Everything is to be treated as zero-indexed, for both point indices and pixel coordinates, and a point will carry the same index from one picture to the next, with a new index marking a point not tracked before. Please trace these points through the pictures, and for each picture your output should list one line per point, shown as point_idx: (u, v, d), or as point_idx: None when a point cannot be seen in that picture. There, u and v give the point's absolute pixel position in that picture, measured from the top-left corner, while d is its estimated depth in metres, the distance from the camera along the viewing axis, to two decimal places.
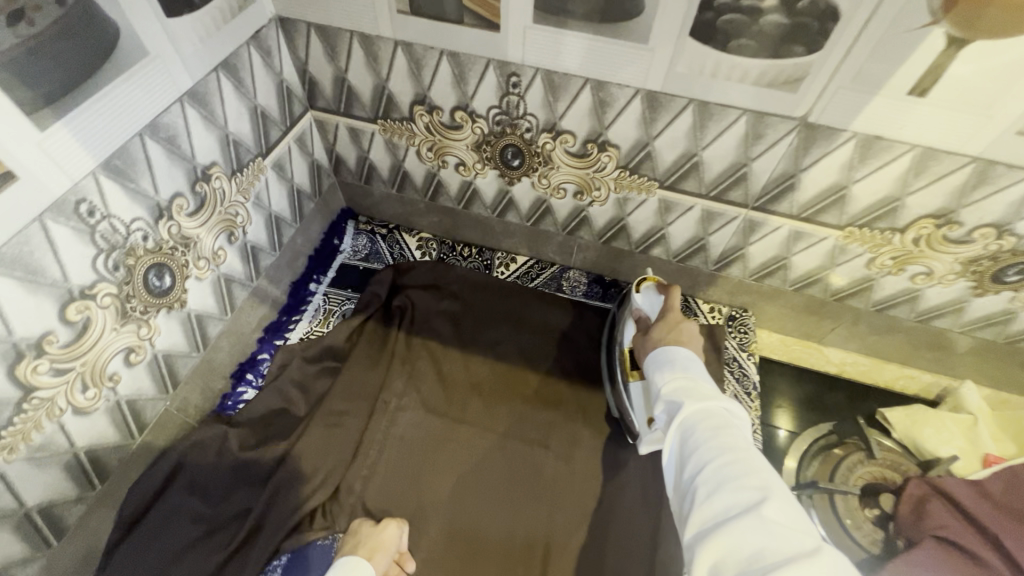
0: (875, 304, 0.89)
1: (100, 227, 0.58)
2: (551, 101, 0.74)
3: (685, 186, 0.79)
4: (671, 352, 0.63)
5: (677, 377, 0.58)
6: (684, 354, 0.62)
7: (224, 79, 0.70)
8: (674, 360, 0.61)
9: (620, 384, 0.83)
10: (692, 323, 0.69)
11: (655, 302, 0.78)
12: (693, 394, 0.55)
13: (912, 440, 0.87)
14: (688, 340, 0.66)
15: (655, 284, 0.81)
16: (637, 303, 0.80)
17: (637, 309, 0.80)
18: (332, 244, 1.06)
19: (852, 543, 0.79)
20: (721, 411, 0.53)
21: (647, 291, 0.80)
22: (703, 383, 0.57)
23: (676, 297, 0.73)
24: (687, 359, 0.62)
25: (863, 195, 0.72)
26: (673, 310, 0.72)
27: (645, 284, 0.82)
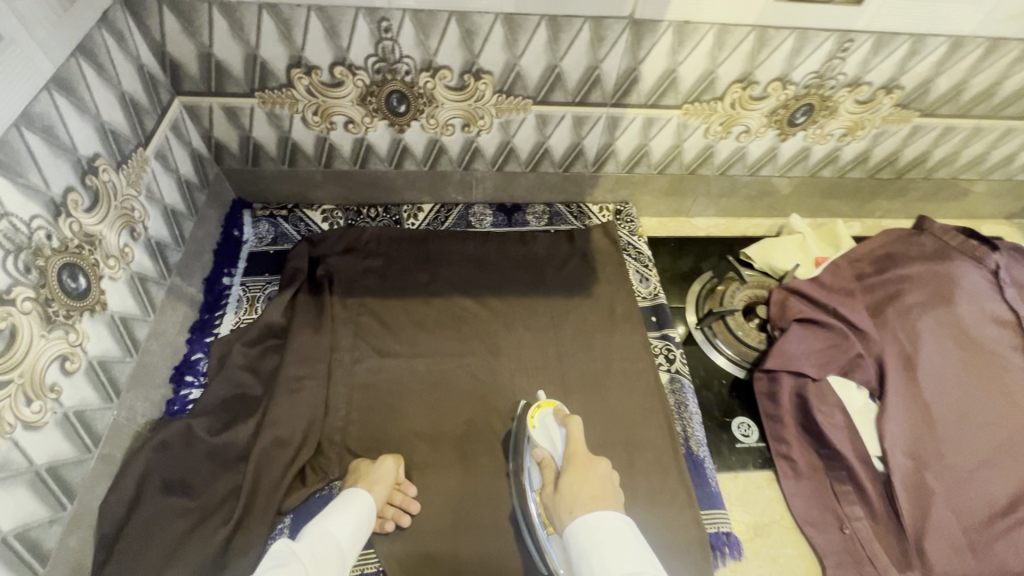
0: (718, 169, 1.11)
1: (1, 227, 0.55)
2: (423, 40, 0.82)
3: (554, 98, 0.92)
4: (603, 527, 0.63)
5: None
6: (613, 528, 0.63)
7: (84, 63, 0.67)
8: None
9: (541, 531, 0.76)
10: (600, 463, 0.73)
11: (555, 436, 0.80)
12: None
13: (768, 264, 1.09)
14: (605, 494, 0.68)
15: (555, 415, 0.83)
16: (538, 442, 0.80)
17: (540, 449, 0.79)
18: (233, 237, 1.05)
19: (747, 349, 1.01)
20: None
21: (545, 422, 0.82)
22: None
23: (579, 429, 0.77)
24: (623, 552, 0.60)
25: (688, 75, 0.90)
26: (579, 448, 0.75)
27: (542, 414, 0.83)
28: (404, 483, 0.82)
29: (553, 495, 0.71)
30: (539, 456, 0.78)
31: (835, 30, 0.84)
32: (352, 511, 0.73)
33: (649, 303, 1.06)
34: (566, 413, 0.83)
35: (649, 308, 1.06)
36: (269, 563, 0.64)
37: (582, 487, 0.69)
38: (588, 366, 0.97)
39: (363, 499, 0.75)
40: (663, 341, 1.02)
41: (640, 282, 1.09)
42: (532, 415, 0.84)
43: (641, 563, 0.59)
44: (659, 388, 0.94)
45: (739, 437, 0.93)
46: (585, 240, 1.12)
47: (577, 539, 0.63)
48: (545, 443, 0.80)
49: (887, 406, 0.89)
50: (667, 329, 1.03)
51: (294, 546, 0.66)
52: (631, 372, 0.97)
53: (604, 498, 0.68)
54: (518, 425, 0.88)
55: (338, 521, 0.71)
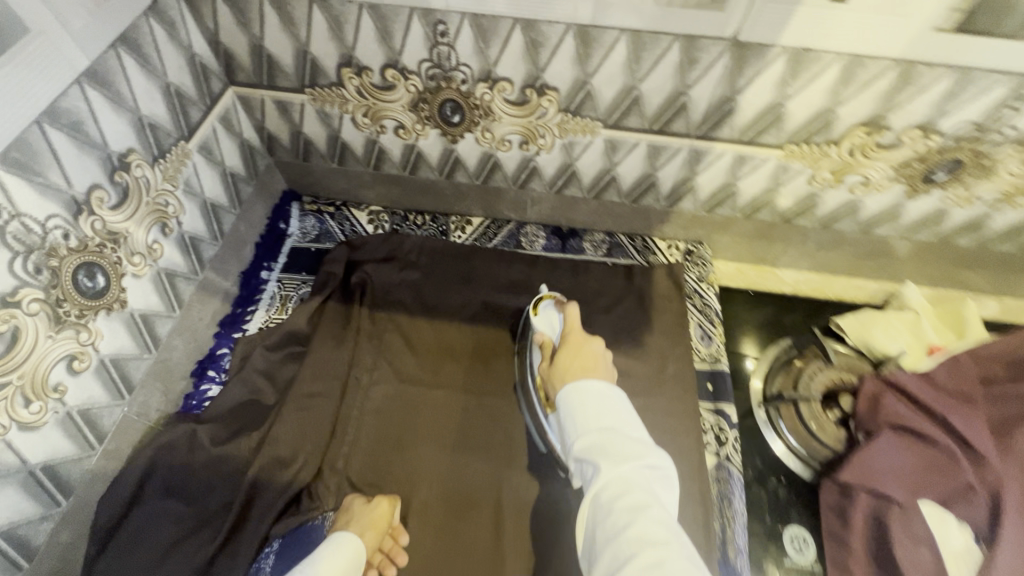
0: (820, 220, 0.92)
1: (10, 229, 0.54)
2: (483, 47, 0.72)
3: (628, 123, 0.79)
4: (587, 389, 0.66)
5: (594, 440, 0.60)
6: (597, 391, 0.66)
7: (126, 55, 0.64)
8: (589, 417, 0.63)
9: (540, 411, 0.80)
10: (595, 344, 0.75)
11: (554, 322, 0.85)
12: (609, 461, 0.57)
13: (865, 342, 0.91)
14: (594, 365, 0.72)
15: (553, 302, 0.88)
16: (538, 327, 0.85)
17: (539, 332, 0.84)
18: (279, 229, 1.02)
19: (819, 445, 0.84)
20: (636, 477, 0.55)
21: (545, 310, 0.86)
22: (622, 442, 0.58)
23: (574, 312, 0.82)
24: (604, 410, 0.63)
25: (798, 111, 0.73)
26: (574, 329, 0.79)
27: (543, 302, 0.87)
28: (399, 531, 0.76)
29: (548, 369, 0.75)
30: (540, 339, 0.83)
31: (1012, 73, 0.64)
32: (337, 560, 0.69)
33: (707, 367, 0.92)
34: (565, 302, 0.88)
35: (706, 374, 0.91)
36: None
37: (573, 361, 0.72)
38: None
39: (351, 546, 0.70)
40: (716, 417, 0.87)
41: (701, 340, 0.94)
42: (534, 306, 0.88)
43: (617, 419, 0.62)
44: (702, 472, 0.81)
45: (791, 553, 0.78)
46: (645, 282, 0.98)
47: (565, 398, 0.67)
48: (545, 328, 0.84)
49: (996, 558, 0.70)
50: (724, 403, 0.88)
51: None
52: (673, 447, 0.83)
53: (592, 368, 0.71)
54: (524, 317, 0.92)
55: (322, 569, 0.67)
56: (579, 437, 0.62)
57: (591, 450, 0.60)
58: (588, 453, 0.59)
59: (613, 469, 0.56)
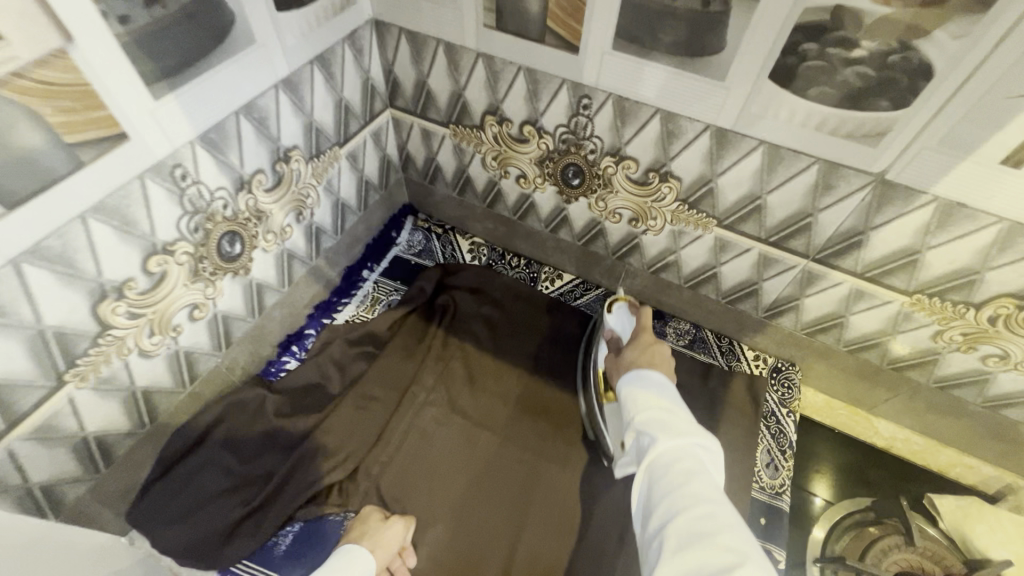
0: (937, 381, 0.83)
1: (188, 191, 0.64)
2: (619, 126, 0.75)
3: (744, 228, 0.78)
4: (646, 376, 0.63)
5: (652, 409, 0.58)
6: (655, 379, 0.62)
7: (317, 70, 0.75)
8: (647, 388, 0.61)
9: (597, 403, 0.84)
10: (663, 345, 0.70)
11: (627, 323, 0.80)
12: (666, 429, 0.54)
13: (961, 533, 0.80)
14: (658, 363, 0.67)
15: (628, 304, 0.82)
16: (609, 323, 0.81)
17: (609, 328, 0.81)
18: (389, 236, 1.11)
19: None
20: (694, 453, 0.52)
21: (619, 310, 0.82)
22: (681, 420, 0.55)
23: (647, 316, 0.75)
24: (661, 390, 0.60)
25: (936, 263, 0.68)
26: (645, 331, 0.73)
27: (617, 303, 0.83)
28: (406, 551, 0.77)
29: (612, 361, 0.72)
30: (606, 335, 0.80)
31: None
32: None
33: (766, 499, 0.84)
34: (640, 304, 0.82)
35: (762, 505, 0.84)
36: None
37: (638, 356, 0.68)
38: None
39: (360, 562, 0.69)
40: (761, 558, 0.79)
41: (765, 467, 0.87)
42: (608, 303, 0.84)
43: (675, 400, 0.59)
44: None
45: None
46: (720, 386, 0.94)
47: (623, 381, 0.65)
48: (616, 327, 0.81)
49: None
50: (774, 546, 0.80)
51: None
52: None
53: (657, 366, 0.66)
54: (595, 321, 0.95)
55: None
56: (635, 409, 0.59)
57: (647, 421, 0.57)
58: (644, 425, 0.56)
59: (671, 439, 0.53)
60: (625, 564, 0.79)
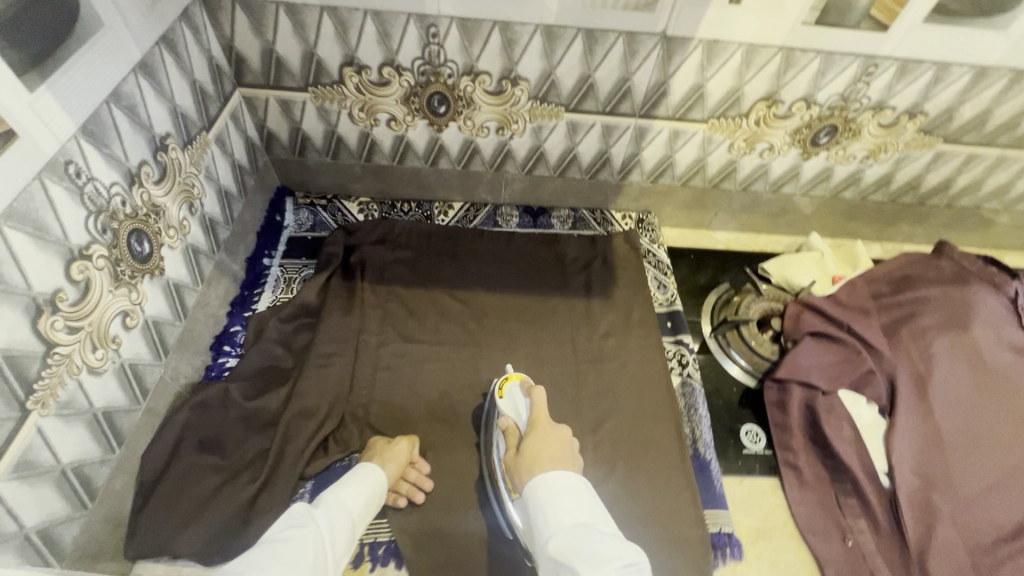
0: (740, 184, 1.14)
1: (87, 189, 0.62)
2: (467, 46, 0.88)
3: (585, 106, 0.98)
4: (558, 482, 0.71)
5: (570, 539, 0.64)
6: (567, 483, 0.71)
7: (165, 53, 0.75)
8: (561, 515, 0.67)
9: (506, 493, 0.80)
10: (560, 429, 0.81)
11: (521, 406, 0.87)
12: (587, 558, 0.60)
13: (785, 279, 1.12)
14: (560, 451, 0.77)
15: (522, 385, 0.90)
16: (503, 410, 0.87)
17: (504, 416, 0.86)
18: (276, 221, 1.12)
19: (758, 358, 1.03)
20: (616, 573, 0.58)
21: (511, 391, 0.89)
22: (596, 544, 0.62)
23: (541, 399, 0.85)
24: (575, 504, 0.68)
25: (715, 91, 0.95)
26: (540, 416, 0.83)
27: (511, 384, 0.90)
28: (418, 461, 0.86)
29: (515, 457, 0.79)
30: (503, 424, 0.85)
31: (859, 55, 0.88)
32: (365, 487, 0.77)
33: (665, 309, 1.10)
34: (532, 385, 0.90)
35: (665, 314, 1.09)
36: (287, 522, 0.67)
37: (541, 447, 0.77)
38: (606, 365, 1.01)
39: (374, 477, 0.78)
40: (677, 346, 1.05)
41: (657, 289, 1.13)
42: (500, 386, 0.91)
43: (590, 514, 0.67)
44: (669, 388, 0.98)
45: (748, 444, 0.95)
46: (606, 245, 1.16)
47: (535, 492, 0.71)
48: (510, 411, 0.87)
49: (895, 421, 0.91)
50: (682, 335, 1.06)
51: (312, 510, 0.69)
52: (645, 375, 0.99)
53: (562, 458, 0.76)
54: (489, 403, 0.92)
55: (353, 495, 0.75)
56: (553, 537, 0.65)
57: (566, 552, 0.63)
58: (565, 555, 0.62)
59: (590, 568, 0.59)
60: (590, 392, 0.98)
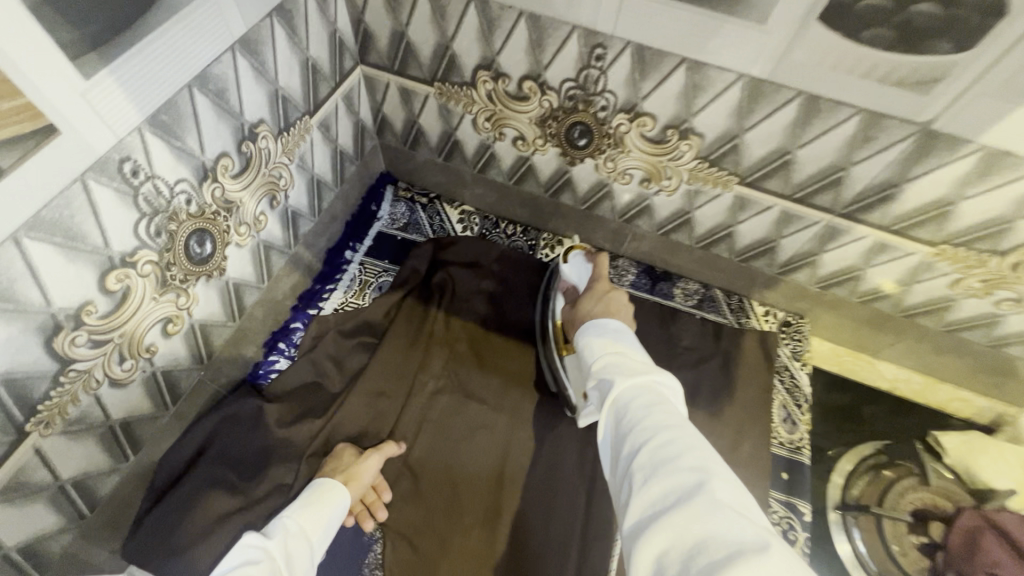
0: (946, 325, 0.84)
1: (143, 190, 0.52)
2: (637, 79, 0.67)
3: (769, 185, 0.73)
4: (603, 325, 0.67)
5: (608, 356, 0.60)
6: (616, 329, 0.66)
7: (278, 26, 0.62)
8: (607, 337, 0.64)
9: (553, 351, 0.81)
10: (618, 292, 0.75)
11: (583, 270, 0.83)
12: (625, 371, 0.56)
13: (966, 469, 0.83)
14: (615, 309, 0.72)
15: (584, 252, 0.86)
16: (565, 274, 0.84)
17: (566, 280, 0.84)
18: (369, 211, 1.00)
19: (894, 567, 0.78)
20: (656, 388, 0.54)
21: (575, 260, 0.85)
22: (634, 362, 0.58)
23: (605, 264, 0.81)
24: (621, 341, 0.63)
25: (969, 214, 0.66)
26: (600, 280, 0.78)
27: (573, 253, 0.86)
28: (381, 487, 0.77)
29: (571, 310, 0.77)
30: (564, 287, 0.84)
31: None
32: (325, 510, 0.69)
33: (786, 455, 0.85)
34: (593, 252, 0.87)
35: (783, 460, 0.85)
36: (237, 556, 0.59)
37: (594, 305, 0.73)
38: None
39: (334, 496, 0.71)
40: (787, 510, 0.81)
41: (784, 423, 0.88)
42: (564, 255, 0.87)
43: (633, 350, 0.62)
44: None
45: None
46: (733, 345, 0.92)
47: (585, 333, 0.67)
48: (573, 276, 0.83)
49: None
50: (798, 498, 0.82)
51: (263, 541, 0.62)
52: None
53: (613, 311, 0.71)
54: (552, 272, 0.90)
55: (313, 516, 0.68)
56: (595, 361, 0.61)
57: (607, 369, 0.58)
58: (606, 370, 0.58)
59: (628, 378, 0.55)
60: None
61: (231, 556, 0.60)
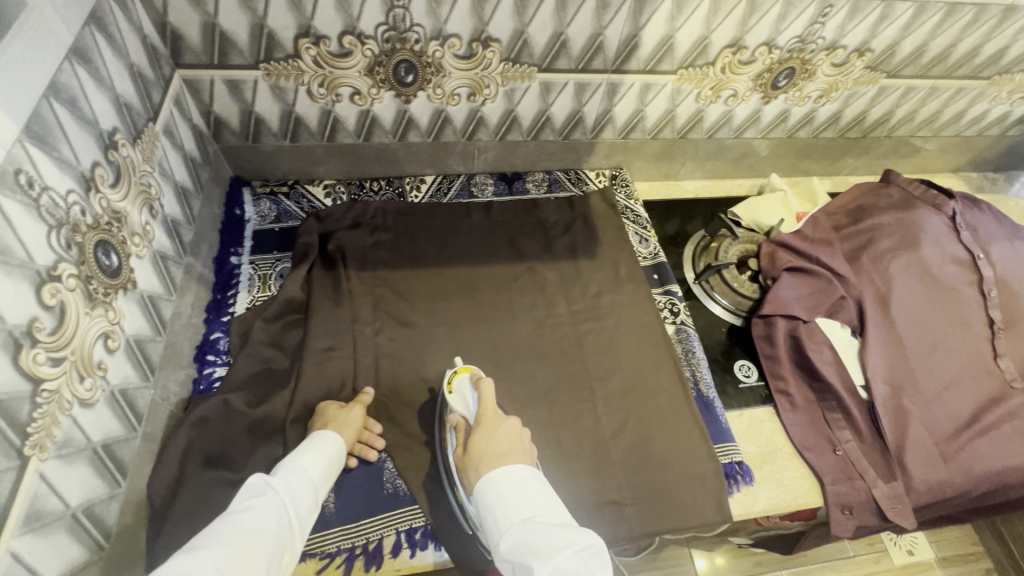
0: (707, 133, 1.18)
1: (43, 201, 0.54)
2: (435, 7, 0.83)
3: (559, 65, 0.95)
4: (504, 477, 0.70)
5: (518, 534, 0.65)
6: (517, 477, 0.70)
7: (97, 34, 0.65)
8: (508, 501, 0.68)
9: (462, 492, 0.77)
10: (506, 422, 0.77)
11: (468, 398, 0.82)
12: (540, 553, 0.61)
13: (755, 221, 1.18)
14: (510, 449, 0.74)
15: (471, 376, 0.85)
16: (453, 406, 0.83)
17: (455, 413, 0.82)
18: (236, 216, 1.03)
19: (742, 299, 1.10)
20: (574, 562, 0.60)
21: (459, 387, 0.84)
22: (548, 537, 0.63)
23: (489, 390, 0.81)
24: (526, 500, 0.69)
25: (685, 41, 0.95)
26: (488, 411, 0.79)
27: (457, 378, 0.85)
28: (370, 422, 0.85)
29: (464, 455, 0.76)
30: (453, 420, 0.82)
31: None
32: (323, 453, 0.75)
33: (650, 262, 1.13)
34: (481, 375, 0.85)
35: (650, 267, 1.12)
36: (244, 494, 0.66)
37: (490, 444, 0.74)
38: (603, 324, 1.02)
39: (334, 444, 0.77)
40: (666, 296, 1.09)
41: (640, 243, 1.15)
42: (450, 380, 0.86)
43: (541, 509, 0.68)
44: (666, 338, 1.02)
45: (742, 379, 1.03)
46: (585, 205, 1.16)
47: (484, 489, 0.70)
48: (460, 406, 0.83)
49: (867, 341, 0.98)
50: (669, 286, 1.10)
51: (268, 479, 0.68)
52: (641, 330, 1.02)
53: (512, 452, 0.74)
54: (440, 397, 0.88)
55: (311, 458, 0.73)
56: (505, 537, 0.65)
57: (520, 549, 0.63)
58: (522, 553, 0.62)
59: (547, 565, 0.59)
60: (591, 348, 1.00)
61: (239, 495, 0.67)
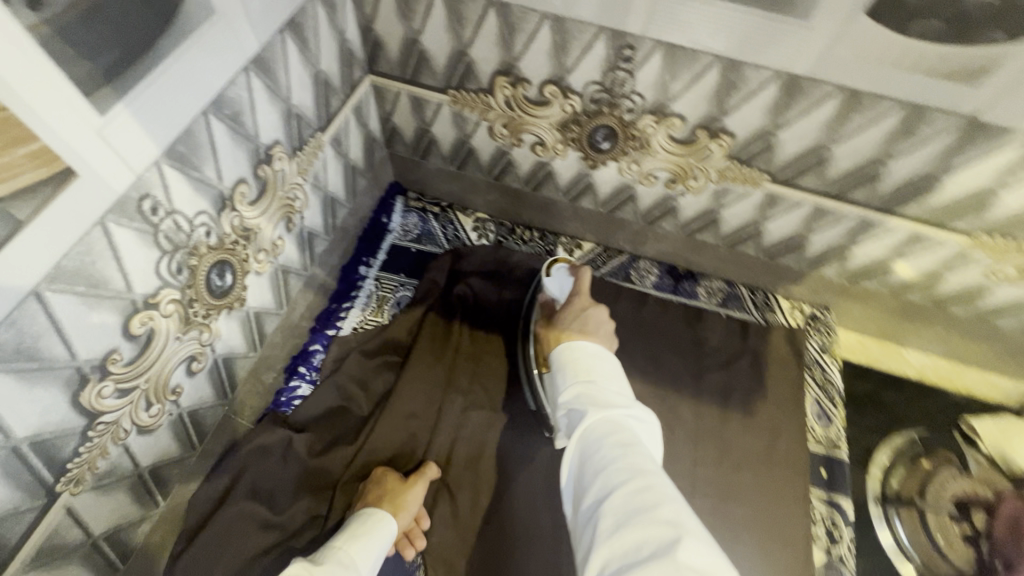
0: (978, 313, 0.84)
1: (163, 227, 0.49)
2: (667, 80, 0.65)
3: (803, 182, 0.71)
4: (580, 350, 0.65)
5: (579, 381, 0.60)
6: (593, 351, 0.64)
7: (290, 41, 0.58)
8: (576, 361, 0.63)
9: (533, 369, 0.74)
10: (597, 309, 0.71)
11: (565, 285, 0.77)
12: (596, 403, 0.57)
13: (1004, 453, 0.84)
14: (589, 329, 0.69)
15: (568, 265, 0.80)
16: (545, 287, 0.78)
17: (547, 293, 0.78)
18: (380, 223, 0.96)
19: (942, 561, 0.77)
20: (628, 423, 0.54)
21: (557, 272, 0.78)
22: (608, 395, 0.58)
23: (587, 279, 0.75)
24: (595, 365, 0.63)
25: (1010, 203, 0.65)
26: (582, 296, 0.73)
27: (556, 264, 0.79)
28: (423, 516, 0.74)
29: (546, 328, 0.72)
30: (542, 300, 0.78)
31: None
32: (371, 543, 0.65)
33: (823, 451, 0.84)
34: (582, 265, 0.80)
35: (821, 458, 0.84)
36: None
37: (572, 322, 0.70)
38: (732, 512, 0.79)
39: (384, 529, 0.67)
40: (830, 509, 0.80)
41: (819, 419, 0.87)
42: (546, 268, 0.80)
43: (608, 374, 0.62)
44: (806, 567, 0.75)
45: None
46: (762, 342, 0.90)
47: (558, 353, 0.66)
48: (553, 289, 0.78)
49: None
50: (840, 496, 0.81)
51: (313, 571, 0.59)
52: (774, 538, 0.77)
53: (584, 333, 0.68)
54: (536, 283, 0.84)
55: (361, 547, 0.64)
56: (565, 389, 0.61)
57: (577, 398, 0.59)
58: (578, 402, 0.58)
59: (600, 410, 0.55)
60: None
61: None
